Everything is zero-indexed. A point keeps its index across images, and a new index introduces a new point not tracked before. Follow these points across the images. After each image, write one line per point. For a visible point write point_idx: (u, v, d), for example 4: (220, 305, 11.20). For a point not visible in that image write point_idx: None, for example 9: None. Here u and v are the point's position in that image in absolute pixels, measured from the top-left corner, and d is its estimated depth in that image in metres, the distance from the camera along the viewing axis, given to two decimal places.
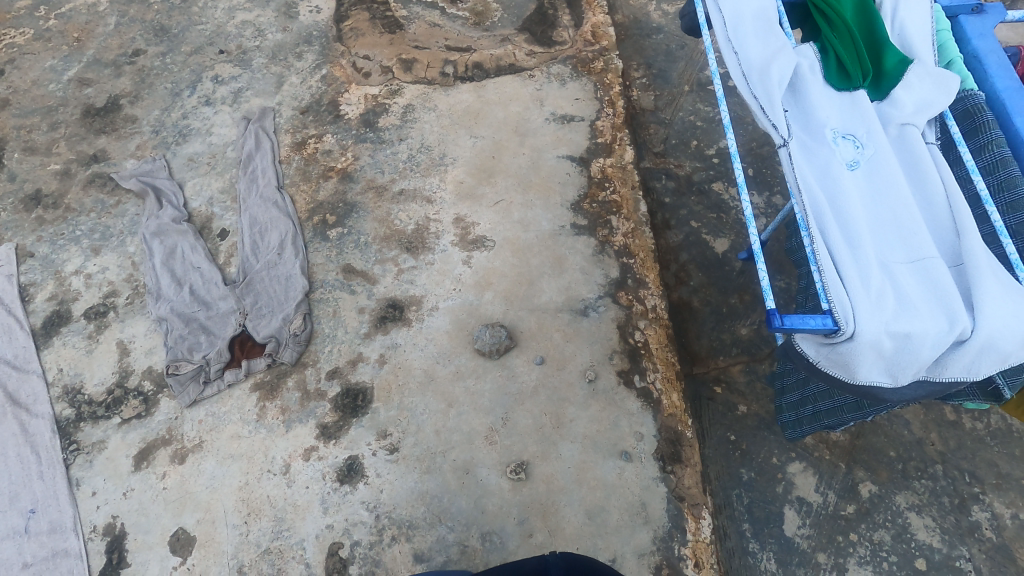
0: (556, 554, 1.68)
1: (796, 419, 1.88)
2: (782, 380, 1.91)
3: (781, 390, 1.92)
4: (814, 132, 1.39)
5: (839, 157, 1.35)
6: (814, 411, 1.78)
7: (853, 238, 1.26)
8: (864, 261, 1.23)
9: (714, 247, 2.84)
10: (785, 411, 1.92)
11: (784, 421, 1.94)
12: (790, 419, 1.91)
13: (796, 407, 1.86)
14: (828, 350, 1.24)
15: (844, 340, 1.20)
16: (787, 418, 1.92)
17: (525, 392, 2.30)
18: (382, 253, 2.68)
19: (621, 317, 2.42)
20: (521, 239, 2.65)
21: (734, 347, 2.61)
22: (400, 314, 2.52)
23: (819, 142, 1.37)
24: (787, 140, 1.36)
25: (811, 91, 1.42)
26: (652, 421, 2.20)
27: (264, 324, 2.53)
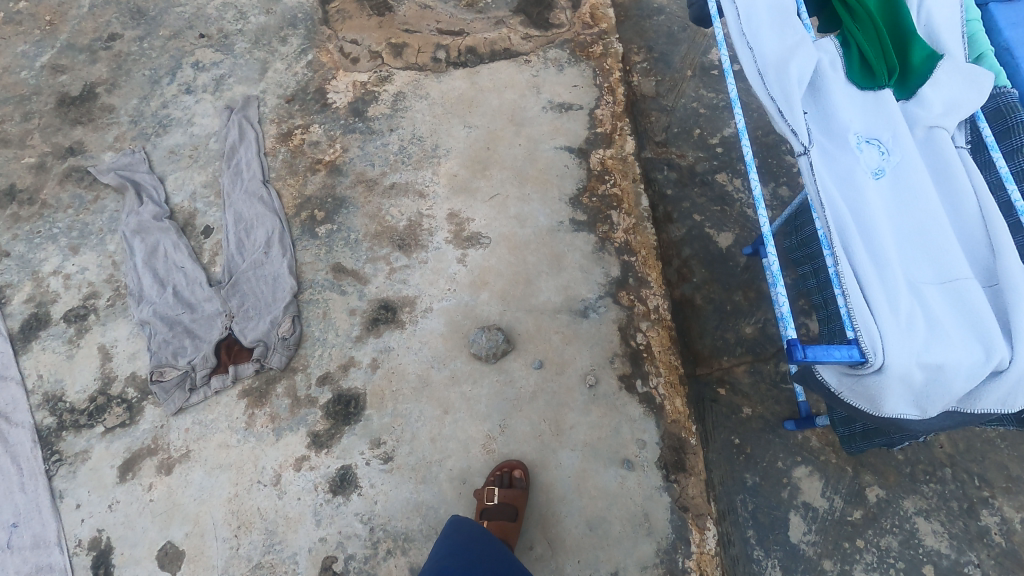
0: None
1: (849, 435, 1.78)
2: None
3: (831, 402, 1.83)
4: (838, 138, 1.33)
5: (864, 166, 1.30)
6: (866, 427, 1.71)
7: (881, 258, 1.21)
8: (892, 284, 1.18)
9: (718, 242, 2.74)
10: (838, 425, 1.82)
11: (840, 435, 1.83)
12: (844, 434, 1.80)
13: (847, 422, 1.77)
14: (853, 382, 1.19)
15: (871, 372, 1.15)
16: (841, 432, 1.82)
17: (523, 398, 2.22)
18: (373, 251, 2.57)
19: (622, 319, 2.33)
20: (517, 236, 2.54)
21: (738, 346, 2.53)
22: (393, 315, 2.42)
23: (842, 150, 1.32)
24: (809, 146, 1.30)
25: (834, 94, 1.35)
26: (654, 428, 2.13)
27: (250, 327, 2.43)
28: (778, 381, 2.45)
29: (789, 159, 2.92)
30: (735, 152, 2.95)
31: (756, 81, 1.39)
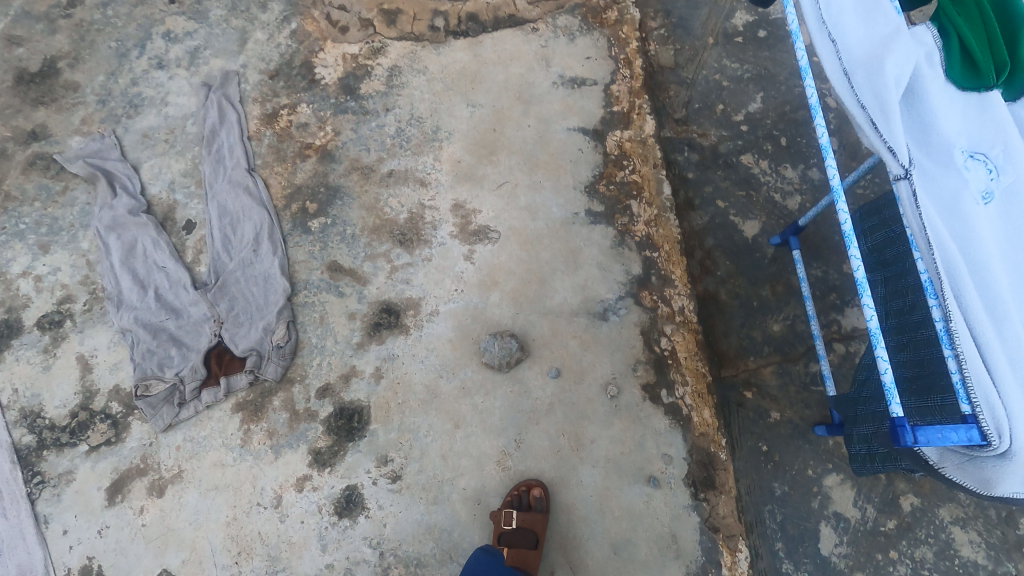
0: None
1: (868, 452, 1.70)
2: (857, 409, 1.74)
3: (854, 418, 1.76)
4: (942, 157, 1.25)
5: (972, 189, 1.23)
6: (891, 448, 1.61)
7: (999, 310, 1.17)
8: (1012, 341, 1.15)
9: (744, 230, 2.54)
10: (856, 442, 1.75)
11: (853, 453, 1.78)
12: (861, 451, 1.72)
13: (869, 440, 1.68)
14: (967, 462, 1.18)
15: (992, 456, 1.14)
16: (857, 450, 1.75)
17: (540, 410, 2.07)
18: (371, 248, 2.36)
19: (645, 322, 2.16)
20: (529, 230, 2.33)
21: (765, 344, 2.37)
22: (396, 320, 2.24)
23: (947, 172, 1.24)
24: (909, 171, 1.21)
25: (936, 106, 1.25)
26: (682, 442, 1.99)
27: (242, 335, 2.24)
28: (808, 382, 2.31)
29: (820, 138, 2.69)
30: (761, 129, 2.71)
31: (841, 78, 1.26)
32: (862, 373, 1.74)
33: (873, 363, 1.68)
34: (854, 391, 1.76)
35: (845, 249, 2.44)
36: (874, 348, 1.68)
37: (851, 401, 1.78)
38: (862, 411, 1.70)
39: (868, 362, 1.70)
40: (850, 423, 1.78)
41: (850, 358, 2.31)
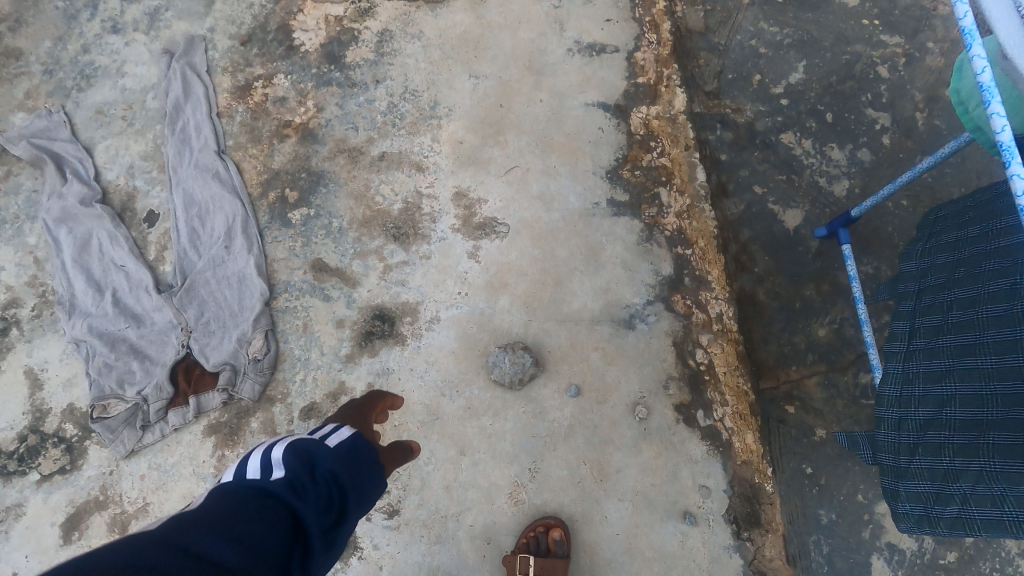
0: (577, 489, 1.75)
1: (922, 512, 1.23)
2: (901, 457, 1.27)
3: (898, 469, 1.28)
4: None
5: None
6: (960, 512, 1.16)
7: None
8: None
9: (785, 221, 2.25)
10: (901, 501, 1.27)
11: (899, 512, 1.29)
12: (910, 511, 1.26)
13: (920, 499, 1.23)
14: None
15: None
16: (907, 509, 1.26)
17: (558, 433, 1.80)
18: (361, 244, 2.06)
19: (678, 331, 1.88)
20: (542, 223, 2.03)
21: (809, 352, 2.10)
22: (390, 328, 1.95)
23: None
24: None
25: None
26: (721, 472, 1.74)
27: (213, 346, 1.95)
28: (858, 395, 2.04)
29: (870, 112, 2.35)
30: (804, 104, 2.38)
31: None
32: (895, 409, 1.30)
33: (900, 399, 1.28)
34: (889, 434, 1.30)
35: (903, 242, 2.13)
36: (894, 377, 1.32)
37: (886, 446, 1.31)
38: (911, 461, 1.24)
39: (893, 398, 1.30)
40: (891, 477, 1.30)
41: None
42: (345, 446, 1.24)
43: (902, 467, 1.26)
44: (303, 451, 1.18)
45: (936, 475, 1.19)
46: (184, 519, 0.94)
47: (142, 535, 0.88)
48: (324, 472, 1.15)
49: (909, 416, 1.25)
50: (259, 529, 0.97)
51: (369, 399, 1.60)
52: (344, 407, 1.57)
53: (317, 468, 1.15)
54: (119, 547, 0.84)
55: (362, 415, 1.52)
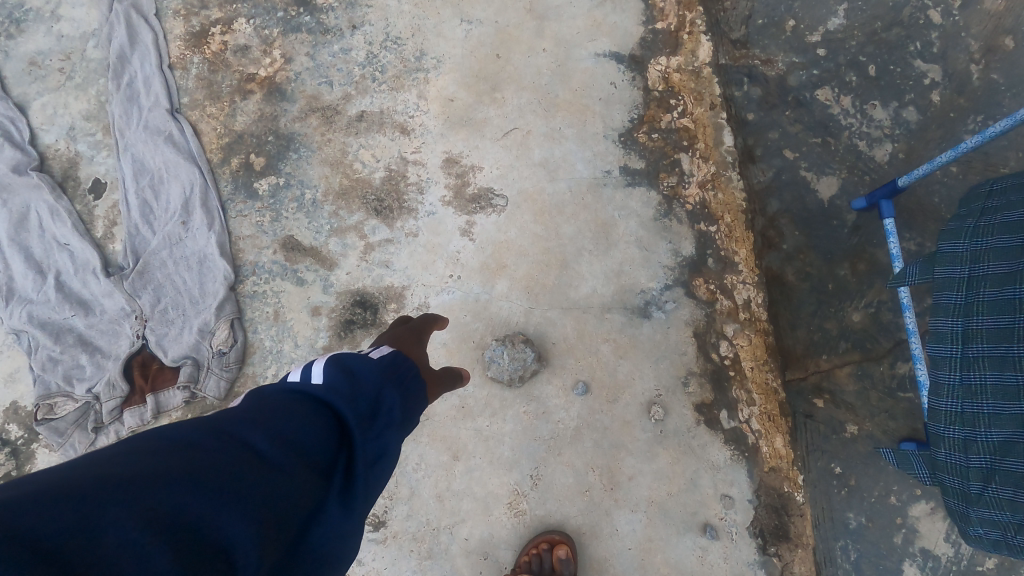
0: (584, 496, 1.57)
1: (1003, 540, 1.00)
2: (971, 483, 1.01)
3: (967, 494, 1.02)
4: None
5: None
6: None
7: None
8: None
9: (818, 191, 1.99)
10: (973, 524, 1.03)
11: (968, 534, 1.05)
12: (985, 535, 1.02)
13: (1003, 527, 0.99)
14: None
15: None
16: (979, 533, 1.03)
17: (562, 436, 1.60)
18: (338, 219, 1.80)
19: (699, 320, 1.66)
20: (546, 195, 1.77)
21: (841, 339, 1.89)
22: (373, 316, 1.73)
23: None
24: None
25: None
26: (746, 480, 1.56)
27: (172, 337, 1.72)
28: (895, 388, 1.84)
29: (918, 65, 2.01)
30: (843, 54, 2.06)
31: None
32: (957, 426, 1.03)
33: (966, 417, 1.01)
34: (954, 455, 1.03)
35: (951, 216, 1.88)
36: (953, 388, 1.04)
37: (949, 467, 1.05)
38: (989, 489, 0.98)
39: (955, 413, 1.03)
40: (957, 501, 1.05)
41: None
42: (390, 360, 1.03)
43: (972, 494, 1.01)
44: (344, 362, 0.96)
45: (1022, 509, 0.94)
46: (213, 421, 0.78)
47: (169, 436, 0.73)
48: (369, 375, 0.94)
49: (980, 437, 0.99)
50: (300, 426, 0.79)
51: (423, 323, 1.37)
52: (394, 331, 1.33)
53: (361, 373, 0.94)
54: (148, 450, 0.70)
55: (414, 338, 1.25)
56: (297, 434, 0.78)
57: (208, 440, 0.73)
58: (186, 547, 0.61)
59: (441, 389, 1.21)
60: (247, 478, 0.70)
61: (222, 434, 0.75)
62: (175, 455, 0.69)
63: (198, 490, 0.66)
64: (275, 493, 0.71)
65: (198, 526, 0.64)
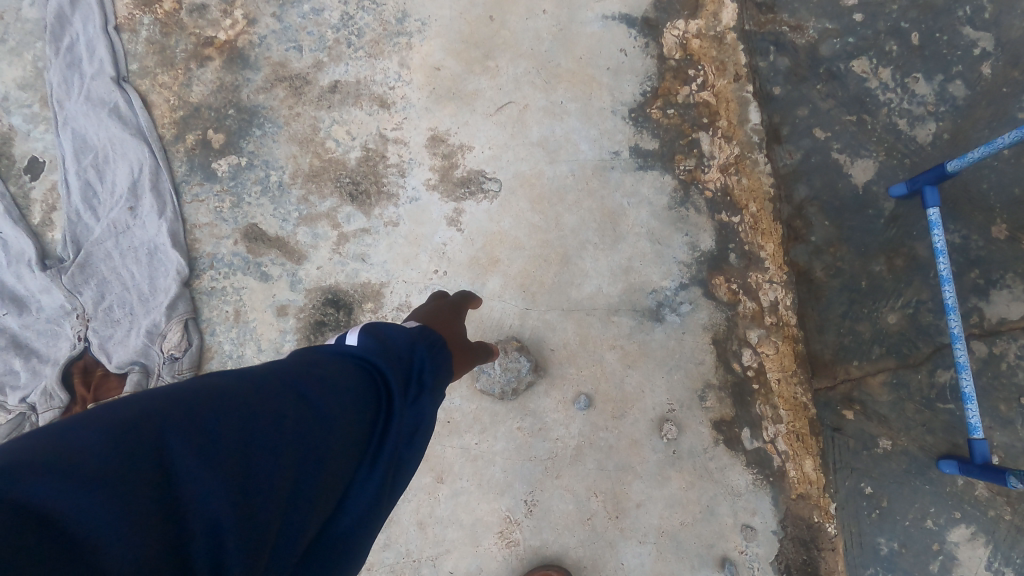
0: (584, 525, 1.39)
1: None
2: None
3: None
4: None
5: None
6: None
7: None
8: None
9: (851, 176, 1.77)
10: None
11: None
12: None
13: None
14: None
15: None
16: None
17: (561, 457, 1.41)
18: (308, 206, 1.58)
19: (719, 325, 1.46)
20: (545, 180, 1.55)
21: (875, 343, 1.68)
22: (346, 317, 1.52)
23: None
24: None
25: None
26: (771, 509, 1.37)
27: (118, 339, 1.51)
28: (934, 399, 1.64)
29: (969, 32, 1.76)
30: (884, 19, 1.80)
31: None
32: None
33: None
34: None
35: (1001, 205, 1.66)
36: None
37: None
38: None
39: None
40: None
41: (996, 364, 1.63)
42: (419, 331, 0.94)
43: None
44: (373, 329, 0.89)
45: None
46: (257, 369, 0.71)
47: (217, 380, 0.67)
48: (402, 342, 0.87)
49: None
50: (338, 386, 0.72)
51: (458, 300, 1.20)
52: (430, 302, 1.20)
53: (395, 338, 0.87)
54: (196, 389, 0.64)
55: (451, 313, 1.13)
56: (345, 392, 0.72)
57: (259, 389, 0.66)
58: (244, 507, 0.57)
59: (473, 365, 1.10)
60: (301, 437, 0.65)
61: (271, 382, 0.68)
62: (230, 401, 0.63)
63: (255, 445, 0.61)
64: (325, 458, 0.66)
65: (253, 483, 0.59)
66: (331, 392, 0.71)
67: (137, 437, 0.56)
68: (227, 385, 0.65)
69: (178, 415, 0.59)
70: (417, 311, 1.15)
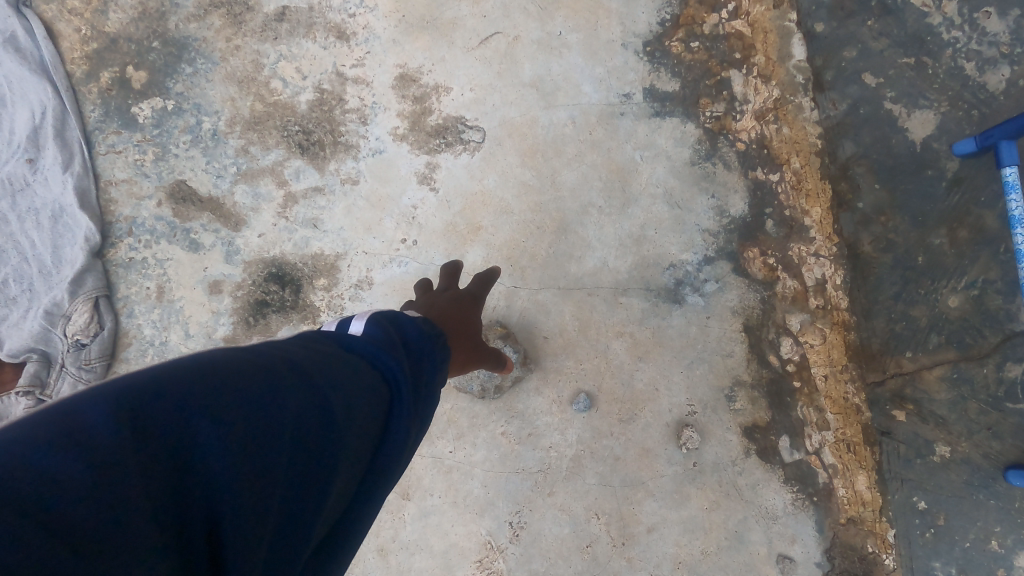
0: (582, 553, 1.16)
1: None
2: None
3: None
4: None
5: None
6: None
7: None
8: None
9: (907, 129, 1.22)
10: None
11: None
12: None
13: None
14: None
15: None
16: None
17: (555, 470, 1.17)
18: (248, 159, 1.28)
19: (752, 308, 1.18)
20: (539, 128, 1.26)
21: (932, 332, 1.19)
22: (293, 296, 1.24)
23: None
24: None
25: None
26: (815, 536, 1.14)
27: (12, 321, 1.23)
28: (1005, 398, 1.16)
29: None
30: None
31: None
32: None
33: None
34: None
35: None
36: None
37: None
38: None
39: None
40: None
41: None
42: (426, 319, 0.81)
43: None
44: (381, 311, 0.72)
45: None
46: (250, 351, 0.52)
47: (200, 356, 0.48)
48: (415, 333, 0.71)
49: None
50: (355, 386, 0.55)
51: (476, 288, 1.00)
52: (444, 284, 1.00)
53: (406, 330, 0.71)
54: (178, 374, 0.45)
55: (472, 304, 0.96)
56: (361, 385, 0.55)
57: (256, 371, 0.48)
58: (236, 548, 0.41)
59: (482, 366, 0.97)
60: (308, 446, 0.49)
61: (273, 364, 0.50)
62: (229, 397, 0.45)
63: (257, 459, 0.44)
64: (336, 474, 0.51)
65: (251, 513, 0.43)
66: (345, 385, 0.54)
67: (100, 452, 0.37)
68: (214, 368, 0.46)
69: (155, 417, 0.41)
70: (430, 295, 0.97)
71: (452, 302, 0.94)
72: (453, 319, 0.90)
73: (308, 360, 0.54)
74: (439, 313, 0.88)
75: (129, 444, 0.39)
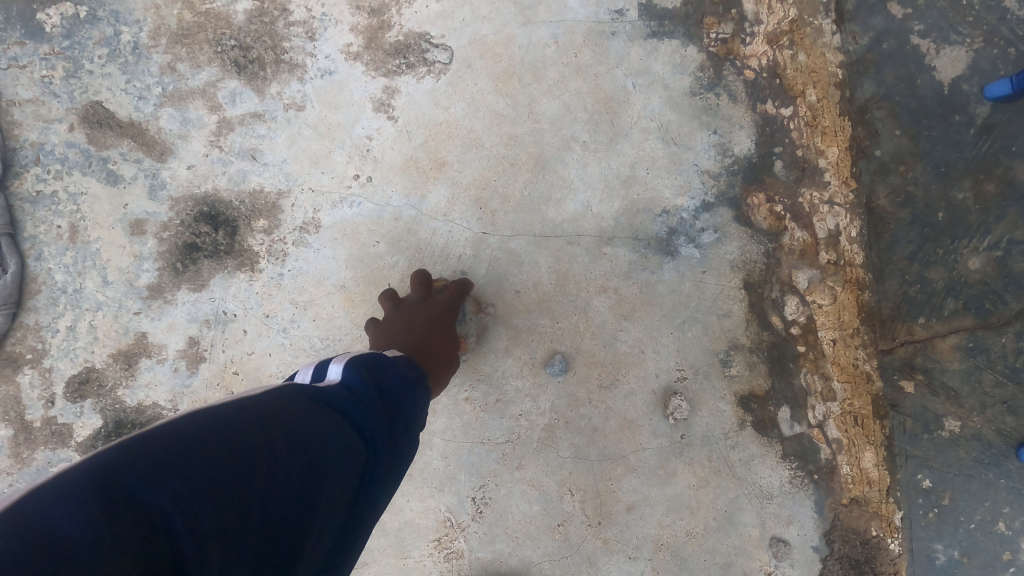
0: (552, 532, 1.04)
1: None
2: None
3: None
4: None
5: None
6: None
7: None
8: None
9: (936, 66, 1.03)
10: None
11: None
12: None
13: None
14: None
15: None
16: None
17: (524, 441, 1.04)
18: (175, 78, 1.09)
19: (754, 263, 1.03)
20: (517, 49, 1.07)
21: (949, 295, 1.02)
22: (227, 240, 1.08)
23: None
24: None
25: None
26: (815, 519, 1.04)
27: None
28: None
29: None
30: None
31: None
32: None
33: None
34: None
35: None
36: None
37: None
38: None
39: None
40: None
41: None
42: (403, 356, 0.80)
43: None
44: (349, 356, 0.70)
45: None
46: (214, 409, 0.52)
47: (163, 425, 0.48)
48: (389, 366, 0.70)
49: None
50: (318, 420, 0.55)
51: (451, 304, 0.99)
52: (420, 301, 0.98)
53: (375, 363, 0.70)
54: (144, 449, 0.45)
55: (450, 323, 0.97)
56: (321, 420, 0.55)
57: (217, 428, 0.49)
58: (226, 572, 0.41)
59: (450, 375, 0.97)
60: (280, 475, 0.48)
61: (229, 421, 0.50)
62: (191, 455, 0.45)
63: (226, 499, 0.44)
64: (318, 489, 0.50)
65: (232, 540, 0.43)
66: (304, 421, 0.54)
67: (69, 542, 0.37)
68: (176, 437, 0.47)
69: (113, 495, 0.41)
70: (404, 311, 0.97)
71: (432, 322, 0.95)
72: (433, 347, 0.91)
73: (273, 414, 0.53)
74: (417, 344, 0.90)
75: (104, 536, 0.38)
